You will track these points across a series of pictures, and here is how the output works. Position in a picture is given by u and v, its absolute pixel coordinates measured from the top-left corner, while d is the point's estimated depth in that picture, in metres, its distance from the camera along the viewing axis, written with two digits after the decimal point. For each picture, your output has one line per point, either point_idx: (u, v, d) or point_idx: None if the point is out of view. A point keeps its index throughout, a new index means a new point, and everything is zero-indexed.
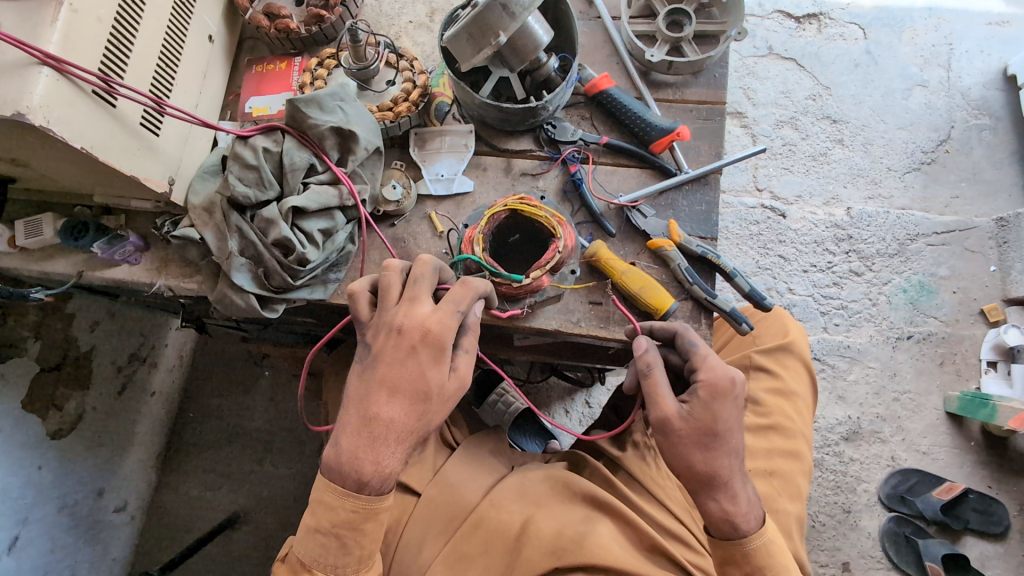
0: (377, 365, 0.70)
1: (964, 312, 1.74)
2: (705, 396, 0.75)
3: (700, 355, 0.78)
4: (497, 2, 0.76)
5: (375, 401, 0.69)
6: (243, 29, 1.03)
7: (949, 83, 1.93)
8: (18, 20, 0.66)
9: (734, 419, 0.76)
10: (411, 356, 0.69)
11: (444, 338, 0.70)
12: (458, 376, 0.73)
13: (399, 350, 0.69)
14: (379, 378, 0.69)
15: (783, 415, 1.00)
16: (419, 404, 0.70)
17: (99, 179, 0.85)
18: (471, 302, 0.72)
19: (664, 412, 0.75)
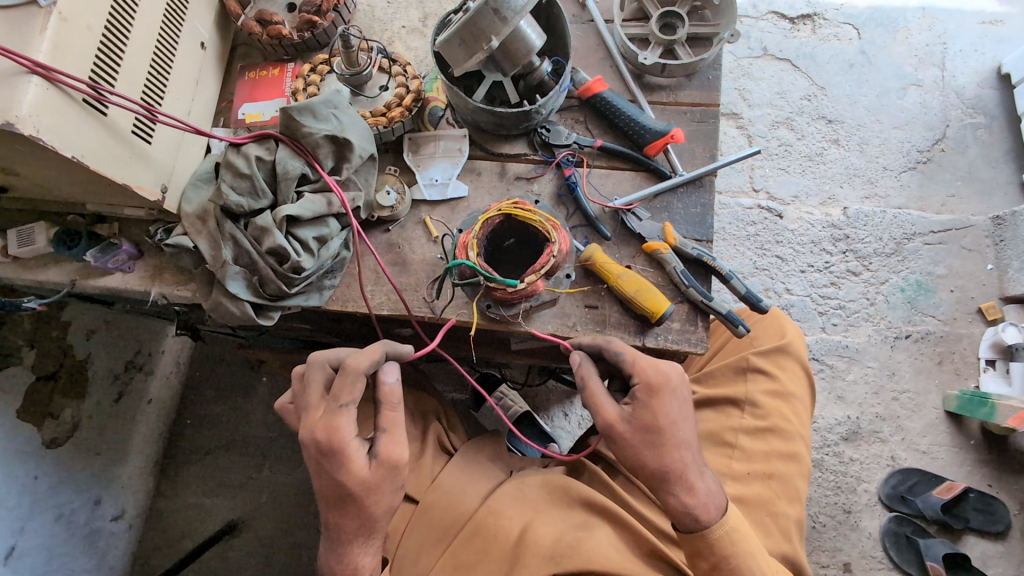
0: (315, 473, 0.78)
1: (961, 311, 1.74)
2: (643, 396, 0.77)
3: (629, 359, 0.79)
4: (489, 7, 0.75)
5: (330, 511, 0.80)
6: (235, 35, 1.02)
7: (944, 82, 1.93)
8: (7, 28, 0.66)
9: (677, 414, 0.77)
10: (326, 465, 0.76)
11: (342, 436, 0.75)
12: (379, 458, 0.77)
13: (318, 462, 0.77)
14: (323, 494, 0.79)
15: (782, 418, 0.99)
16: (356, 499, 0.78)
17: (91, 187, 0.85)
18: (353, 391, 0.75)
19: (605, 420, 0.77)
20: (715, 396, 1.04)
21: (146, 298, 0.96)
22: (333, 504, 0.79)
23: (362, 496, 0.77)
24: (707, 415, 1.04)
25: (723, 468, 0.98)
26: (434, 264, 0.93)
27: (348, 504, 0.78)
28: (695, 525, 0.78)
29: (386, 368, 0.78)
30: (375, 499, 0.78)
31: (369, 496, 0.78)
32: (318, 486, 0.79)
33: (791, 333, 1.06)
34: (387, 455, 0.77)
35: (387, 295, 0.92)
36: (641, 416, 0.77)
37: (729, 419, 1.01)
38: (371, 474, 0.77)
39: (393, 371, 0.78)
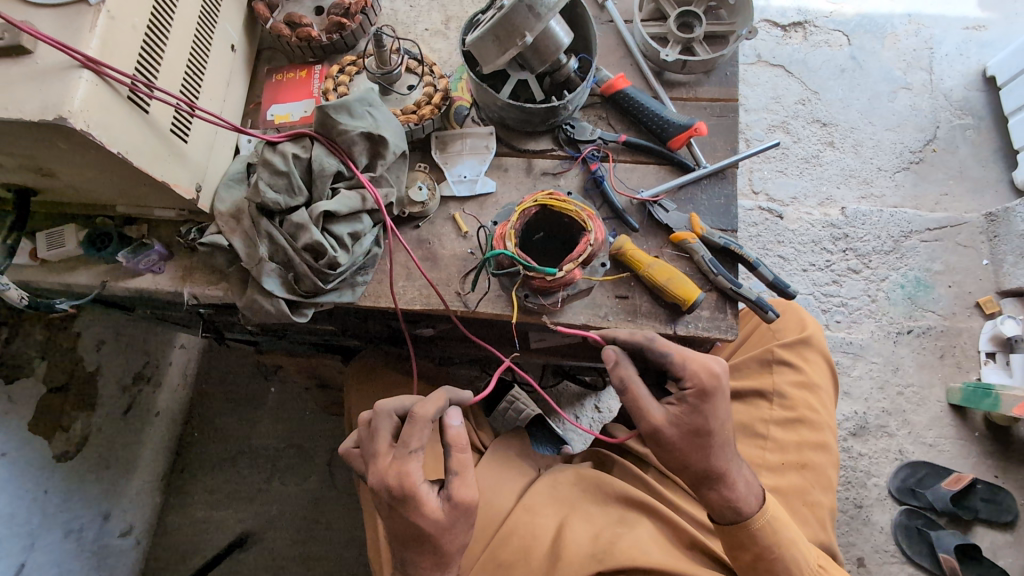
0: (388, 516, 0.79)
1: (960, 305, 1.78)
2: (691, 400, 0.77)
3: (676, 360, 0.77)
4: (523, 4, 0.78)
5: (404, 549, 0.80)
6: (261, 40, 1.04)
7: (932, 85, 2.00)
8: (58, 26, 0.67)
9: (724, 415, 0.78)
10: (399, 511, 0.76)
11: (412, 483, 0.74)
12: (450, 500, 0.77)
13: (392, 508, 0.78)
14: (398, 534, 0.79)
15: (808, 408, 1.01)
16: (431, 541, 0.78)
17: (126, 187, 0.86)
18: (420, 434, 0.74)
19: (654, 424, 0.77)
20: (741, 388, 1.06)
21: (175, 299, 0.96)
22: (408, 543, 0.79)
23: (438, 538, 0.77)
24: (735, 406, 1.06)
25: (755, 457, 0.99)
26: (465, 259, 0.94)
27: (423, 545, 0.78)
28: (737, 517, 0.81)
29: (449, 415, 0.78)
30: (449, 540, 0.78)
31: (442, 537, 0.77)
32: (394, 528, 0.79)
33: (810, 325, 1.09)
34: (461, 499, 0.76)
35: (419, 290, 0.92)
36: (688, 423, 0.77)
37: (758, 410, 1.03)
38: (446, 519, 0.77)
39: (458, 416, 0.78)
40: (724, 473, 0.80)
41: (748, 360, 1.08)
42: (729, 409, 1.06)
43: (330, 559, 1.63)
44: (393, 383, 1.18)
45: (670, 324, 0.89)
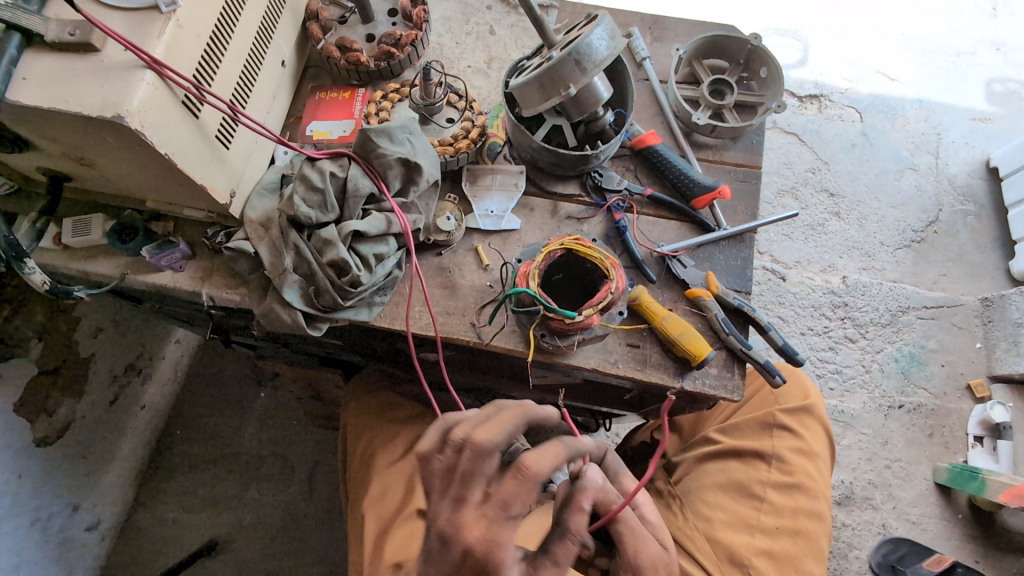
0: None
1: (952, 386, 1.81)
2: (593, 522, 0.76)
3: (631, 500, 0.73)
4: (571, 57, 0.82)
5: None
6: (308, 57, 1.07)
7: (938, 169, 2.07)
8: (128, 29, 0.70)
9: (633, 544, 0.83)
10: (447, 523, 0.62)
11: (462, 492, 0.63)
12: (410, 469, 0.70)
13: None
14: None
15: (807, 475, 1.02)
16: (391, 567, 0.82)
17: (162, 185, 0.87)
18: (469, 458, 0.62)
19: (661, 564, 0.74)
20: (740, 446, 1.06)
21: (191, 298, 0.96)
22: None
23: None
24: (734, 464, 1.05)
25: (751, 519, 0.99)
26: (483, 291, 0.95)
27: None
28: None
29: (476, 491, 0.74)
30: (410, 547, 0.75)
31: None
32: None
33: (811, 394, 1.11)
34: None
35: (433, 317, 0.94)
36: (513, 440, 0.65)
37: (757, 471, 1.03)
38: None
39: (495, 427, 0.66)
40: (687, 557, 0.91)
41: (748, 419, 1.09)
42: (726, 467, 1.06)
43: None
44: (392, 400, 1.19)
45: (677, 377, 0.91)
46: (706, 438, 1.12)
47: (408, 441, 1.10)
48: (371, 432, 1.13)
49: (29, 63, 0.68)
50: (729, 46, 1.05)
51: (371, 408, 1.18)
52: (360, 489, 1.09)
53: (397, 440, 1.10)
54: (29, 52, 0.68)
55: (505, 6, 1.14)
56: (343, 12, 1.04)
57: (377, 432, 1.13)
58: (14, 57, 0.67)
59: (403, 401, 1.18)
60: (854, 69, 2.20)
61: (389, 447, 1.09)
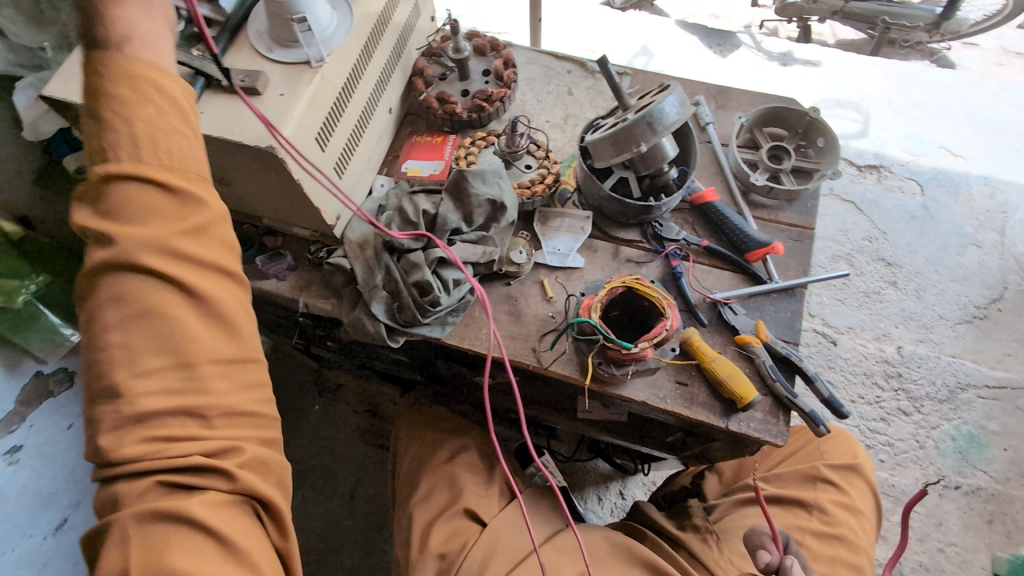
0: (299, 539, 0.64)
1: (1014, 472, 1.74)
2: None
3: None
4: (644, 120, 0.93)
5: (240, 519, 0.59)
6: (409, 106, 1.23)
7: (1003, 247, 2.05)
8: (284, 79, 0.85)
9: None
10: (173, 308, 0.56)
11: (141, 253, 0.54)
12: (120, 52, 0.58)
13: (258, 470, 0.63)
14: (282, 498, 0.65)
15: (849, 529, 1.03)
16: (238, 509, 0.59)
17: (282, 205, 1.02)
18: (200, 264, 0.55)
19: None
20: (783, 494, 1.09)
21: (289, 304, 1.10)
22: (217, 410, 0.58)
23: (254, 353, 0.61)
24: (773, 510, 1.07)
25: None
26: (545, 320, 1.04)
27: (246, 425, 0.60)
28: None
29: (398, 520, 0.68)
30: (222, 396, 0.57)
31: (207, 362, 0.57)
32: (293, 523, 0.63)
33: (859, 455, 1.13)
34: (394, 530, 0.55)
35: (499, 340, 1.03)
36: (152, 123, 0.57)
37: (796, 518, 1.05)
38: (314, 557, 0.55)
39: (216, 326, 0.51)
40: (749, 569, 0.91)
41: (792, 470, 1.12)
42: (764, 513, 1.10)
43: None
44: (439, 413, 1.28)
45: (723, 417, 0.96)
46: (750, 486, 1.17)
47: (454, 450, 1.20)
48: (420, 440, 1.23)
49: (205, 100, 0.84)
50: (790, 117, 1.14)
51: (421, 420, 1.27)
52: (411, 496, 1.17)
53: (444, 449, 1.20)
54: (207, 92, 0.85)
55: (583, 72, 1.28)
56: (443, 70, 1.19)
57: (427, 442, 1.22)
58: (196, 96, 0.83)
59: (449, 415, 1.28)
60: (915, 142, 2.24)
61: (438, 456, 1.19)
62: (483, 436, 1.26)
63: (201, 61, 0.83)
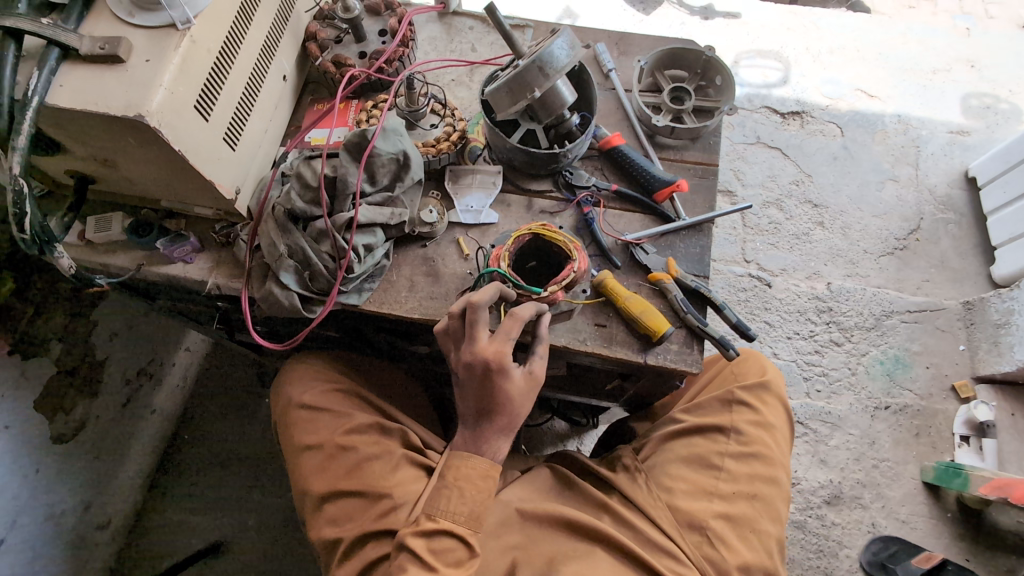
0: (450, 354, 0.91)
1: (936, 387, 1.86)
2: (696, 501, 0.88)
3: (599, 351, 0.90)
4: (535, 65, 0.92)
5: (478, 395, 0.88)
6: (308, 75, 1.19)
7: (918, 179, 2.16)
8: (150, 44, 0.81)
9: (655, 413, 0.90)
10: (481, 386, 0.87)
11: (504, 358, 0.85)
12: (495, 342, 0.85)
13: (477, 368, 0.85)
14: (467, 377, 0.87)
15: (762, 445, 1.09)
16: (509, 407, 0.88)
17: (175, 185, 0.98)
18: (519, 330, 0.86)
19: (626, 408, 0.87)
20: (703, 423, 1.12)
21: (200, 288, 1.06)
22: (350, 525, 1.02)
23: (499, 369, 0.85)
24: (695, 440, 1.11)
25: (709, 487, 1.05)
26: (464, 278, 1.05)
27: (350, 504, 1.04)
28: None
29: (522, 306, 0.88)
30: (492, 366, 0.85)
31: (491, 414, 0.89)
32: (441, 326, 0.91)
33: (769, 371, 1.18)
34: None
35: (418, 301, 1.03)
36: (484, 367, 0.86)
37: (716, 444, 1.09)
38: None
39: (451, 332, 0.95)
40: None
41: (710, 398, 1.15)
42: (690, 442, 1.11)
43: None
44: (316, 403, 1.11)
45: (640, 353, 0.98)
46: (672, 418, 1.17)
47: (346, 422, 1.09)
48: (302, 450, 1.09)
49: (65, 73, 0.79)
50: (687, 58, 1.16)
51: (297, 418, 1.11)
52: (319, 506, 1.06)
53: (337, 462, 1.06)
54: (64, 63, 0.79)
55: (486, 27, 1.26)
56: (339, 33, 1.15)
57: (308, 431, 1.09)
58: (53, 67, 0.78)
59: (328, 401, 1.11)
60: (833, 86, 2.32)
61: (329, 470, 1.06)
62: (371, 419, 1.10)
63: (53, 28, 0.78)
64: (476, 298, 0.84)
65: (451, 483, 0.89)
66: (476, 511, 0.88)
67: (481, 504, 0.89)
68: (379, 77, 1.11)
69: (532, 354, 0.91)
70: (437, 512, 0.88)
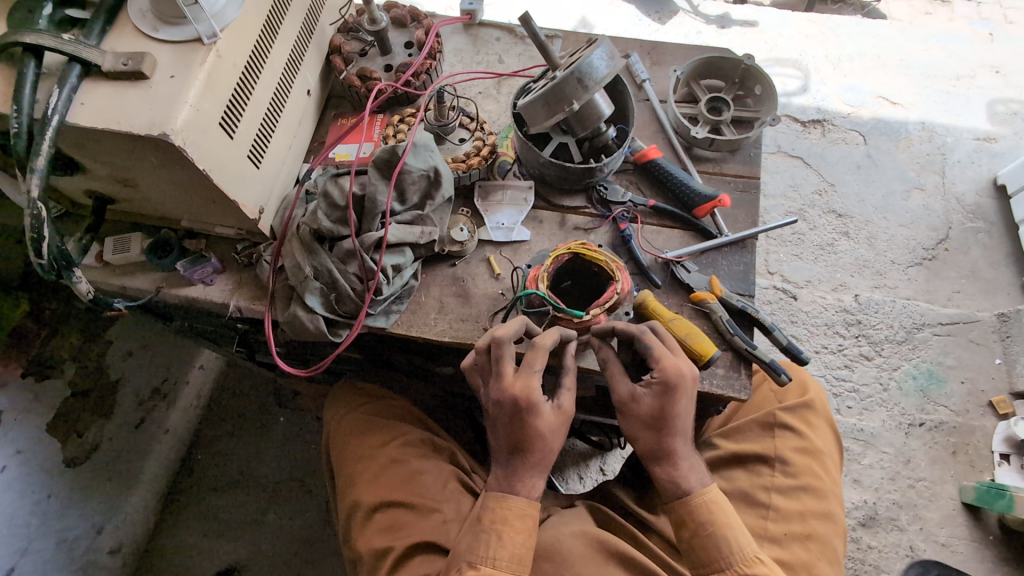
0: (479, 388, 0.87)
1: (973, 403, 1.79)
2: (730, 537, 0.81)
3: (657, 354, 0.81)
4: (574, 76, 0.88)
5: (511, 432, 0.83)
6: (332, 88, 1.15)
7: (945, 188, 2.10)
8: (175, 59, 0.77)
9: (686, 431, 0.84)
10: (517, 425, 0.82)
11: (535, 395, 0.80)
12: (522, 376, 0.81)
13: (508, 406, 0.81)
14: (496, 414, 0.83)
15: (811, 476, 1.03)
16: (542, 443, 0.82)
17: (196, 204, 0.94)
18: (543, 361, 0.81)
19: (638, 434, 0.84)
20: (743, 452, 1.06)
21: (221, 310, 1.02)
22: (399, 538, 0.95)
23: (529, 403, 0.80)
24: (738, 473, 1.06)
25: (759, 528, 0.99)
26: (495, 299, 1.00)
27: (399, 518, 0.97)
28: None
29: (543, 333, 0.83)
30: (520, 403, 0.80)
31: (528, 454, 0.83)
32: (469, 362, 0.88)
33: (811, 389, 1.12)
34: (661, 446, 0.83)
35: (448, 323, 0.98)
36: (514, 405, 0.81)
37: (761, 476, 1.03)
38: (651, 397, 0.82)
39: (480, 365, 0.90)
40: (658, 461, 0.84)
41: (749, 421, 1.09)
42: (732, 476, 1.06)
43: None
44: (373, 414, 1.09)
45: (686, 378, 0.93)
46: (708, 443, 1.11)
47: (391, 438, 1.05)
48: (356, 459, 1.04)
49: (86, 89, 0.76)
50: (725, 67, 1.12)
51: (353, 428, 1.07)
52: (366, 518, 0.98)
53: (391, 470, 1.01)
54: (85, 80, 0.76)
55: (513, 38, 1.22)
56: (364, 46, 1.12)
57: (357, 447, 1.05)
58: (74, 85, 0.75)
59: (381, 415, 1.08)
60: (854, 94, 2.26)
61: (384, 478, 1.00)
62: (422, 434, 1.07)
63: (74, 45, 0.74)
64: (495, 333, 0.81)
65: (489, 527, 0.83)
66: (516, 556, 0.82)
67: (524, 547, 0.83)
68: (406, 91, 1.07)
69: (560, 387, 0.85)
70: (479, 558, 0.82)
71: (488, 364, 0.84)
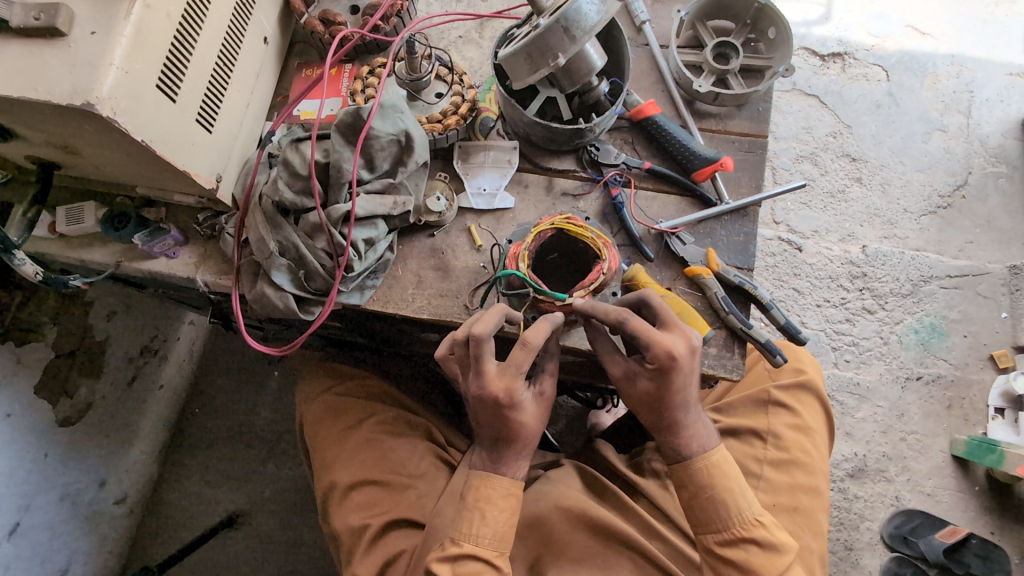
0: (458, 377, 0.83)
1: (973, 356, 1.75)
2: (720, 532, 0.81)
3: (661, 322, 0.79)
4: (559, 25, 0.77)
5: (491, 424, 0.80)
6: (294, 34, 1.04)
7: (969, 130, 1.96)
8: (95, 10, 0.67)
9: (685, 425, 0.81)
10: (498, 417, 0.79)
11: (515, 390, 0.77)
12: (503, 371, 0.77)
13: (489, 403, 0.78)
14: (477, 410, 0.80)
15: (801, 451, 1.01)
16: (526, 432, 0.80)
17: (146, 173, 0.86)
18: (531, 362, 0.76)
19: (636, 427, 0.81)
20: (735, 424, 1.04)
21: (188, 284, 0.96)
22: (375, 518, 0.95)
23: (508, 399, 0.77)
24: (730, 442, 1.03)
25: None
26: (477, 272, 0.93)
27: (376, 497, 0.97)
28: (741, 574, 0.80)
29: (534, 329, 0.76)
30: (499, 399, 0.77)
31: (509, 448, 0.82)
32: (444, 350, 0.81)
33: (808, 368, 1.08)
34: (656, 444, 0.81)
35: (427, 299, 0.92)
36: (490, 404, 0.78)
37: (751, 448, 1.01)
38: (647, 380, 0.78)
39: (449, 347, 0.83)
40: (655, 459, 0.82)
41: (742, 398, 1.06)
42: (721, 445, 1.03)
43: (316, 549, 1.63)
44: (344, 395, 1.08)
45: None
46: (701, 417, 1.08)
47: (361, 416, 1.04)
48: (331, 442, 1.03)
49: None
50: (736, 7, 0.99)
51: (325, 409, 1.06)
52: (342, 497, 0.98)
53: (364, 450, 1.00)
54: None
55: None
56: None
57: (332, 430, 1.04)
58: None
59: (354, 394, 1.07)
60: (880, 23, 2.05)
61: (358, 458, 1.00)
62: (396, 411, 1.06)
63: None
64: (477, 333, 0.73)
65: (472, 505, 0.81)
66: (500, 535, 0.80)
67: (506, 525, 0.81)
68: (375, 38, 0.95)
69: (543, 373, 0.83)
70: (462, 535, 0.80)
71: (467, 355, 0.79)
